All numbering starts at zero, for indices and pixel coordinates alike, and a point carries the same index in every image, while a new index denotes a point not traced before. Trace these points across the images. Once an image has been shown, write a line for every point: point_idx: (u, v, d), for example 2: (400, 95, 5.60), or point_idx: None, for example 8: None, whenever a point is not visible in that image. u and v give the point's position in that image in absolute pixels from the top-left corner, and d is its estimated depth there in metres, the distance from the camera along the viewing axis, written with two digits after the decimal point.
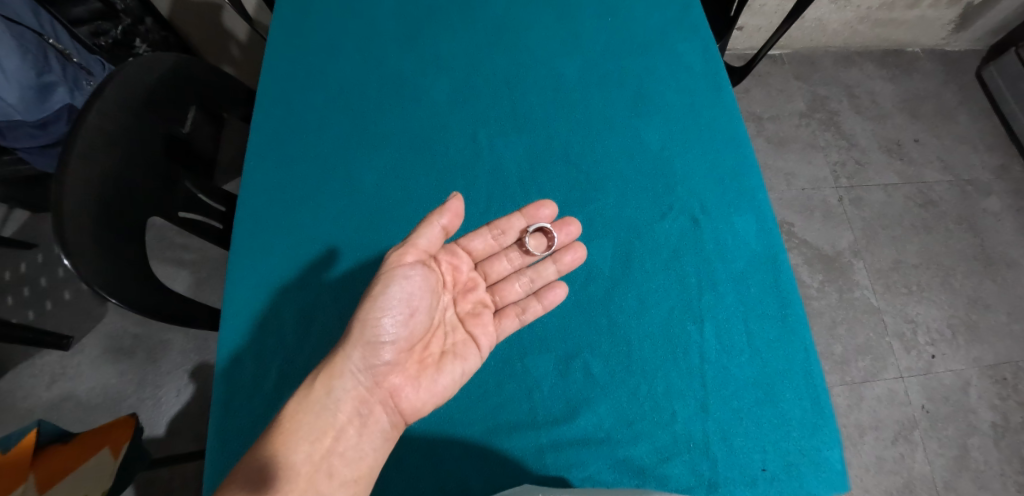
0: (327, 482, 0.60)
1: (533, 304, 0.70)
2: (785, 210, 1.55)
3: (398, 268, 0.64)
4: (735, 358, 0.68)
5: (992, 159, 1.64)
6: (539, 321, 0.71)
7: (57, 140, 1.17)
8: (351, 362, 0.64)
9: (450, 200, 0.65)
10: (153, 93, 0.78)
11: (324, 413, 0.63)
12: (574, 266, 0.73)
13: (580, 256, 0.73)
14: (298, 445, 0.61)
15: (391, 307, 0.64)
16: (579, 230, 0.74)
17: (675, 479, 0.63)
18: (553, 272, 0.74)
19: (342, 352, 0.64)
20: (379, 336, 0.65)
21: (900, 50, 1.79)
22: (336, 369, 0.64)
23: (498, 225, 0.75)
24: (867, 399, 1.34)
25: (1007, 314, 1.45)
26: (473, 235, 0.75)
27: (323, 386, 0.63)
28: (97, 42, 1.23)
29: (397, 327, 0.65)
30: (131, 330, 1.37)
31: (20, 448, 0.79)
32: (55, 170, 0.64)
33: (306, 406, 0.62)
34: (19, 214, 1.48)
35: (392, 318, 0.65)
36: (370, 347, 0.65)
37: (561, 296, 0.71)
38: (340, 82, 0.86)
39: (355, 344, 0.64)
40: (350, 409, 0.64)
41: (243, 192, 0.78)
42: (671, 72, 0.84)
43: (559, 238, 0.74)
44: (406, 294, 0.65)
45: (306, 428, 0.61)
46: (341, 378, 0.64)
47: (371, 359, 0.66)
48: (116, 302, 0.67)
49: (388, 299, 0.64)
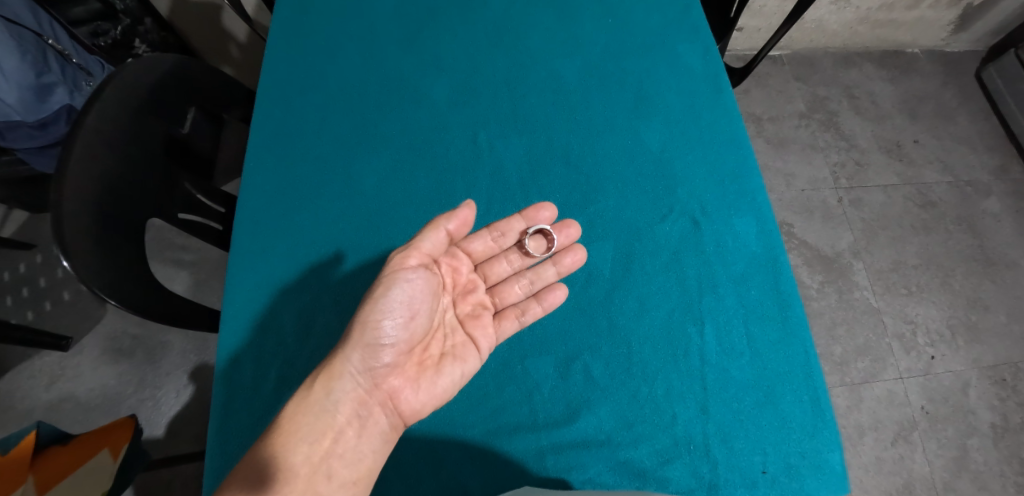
0: (326, 483, 0.60)
1: (532, 306, 0.70)
2: (785, 211, 1.55)
3: (399, 271, 0.64)
4: (735, 360, 0.68)
5: (992, 160, 1.64)
6: (538, 324, 0.70)
7: (55, 141, 1.16)
8: (351, 364, 0.64)
9: (460, 208, 0.65)
10: (152, 93, 0.78)
11: (324, 414, 0.63)
12: (573, 268, 0.73)
13: (580, 259, 0.73)
14: (297, 446, 0.61)
15: (392, 310, 0.64)
16: (578, 232, 0.74)
17: (675, 482, 0.63)
18: (553, 274, 0.74)
19: (342, 353, 0.63)
20: (379, 337, 0.64)
21: (900, 51, 1.79)
22: (336, 370, 0.64)
23: (498, 227, 0.75)
24: (867, 400, 1.34)
25: (1006, 314, 1.45)
26: (472, 236, 0.76)
27: (322, 387, 0.63)
28: (97, 42, 1.26)
29: (398, 331, 0.65)
30: (131, 330, 1.37)
31: (19, 448, 0.79)
32: (54, 172, 0.64)
33: (305, 408, 0.62)
34: (19, 214, 1.47)
35: (391, 321, 0.64)
36: (370, 348, 0.65)
37: (561, 299, 0.71)
38: (340, 83, 0.86)
39: (355, 345, 0.64)
40: (349, 411, 0.64)
41: (243, 193, 0.78)
42: (672, 74, 0.84)
43: (559, 240, 0.74)
44: (406, 297, 0.65)
45: (306, 429, 0.61)
46: (340, 379, 0.64)
47: (371, 361, 0.65)
48: (115, 304, 0.66)
49: (390, 301, 0.64)
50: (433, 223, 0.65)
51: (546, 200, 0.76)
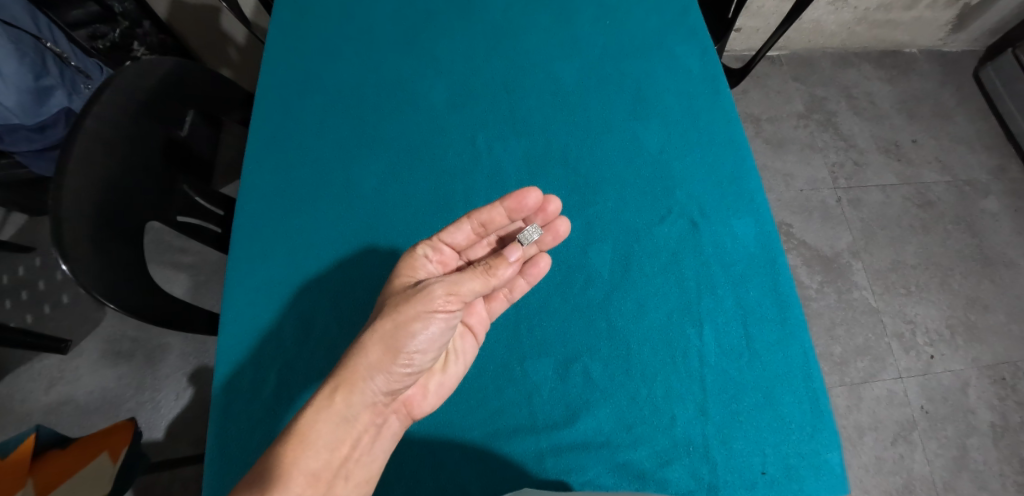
0: (343, 485, 0.61)
1: (519, 282, 0.71)
2: (783, 212, 1.55)
3: (435, 313, 0.62)
4: (734, 361, 0.68)
5: (990, 160, 1.64)
6: (523, 299, 0.72)
7: (56, 144, 1.16)
8: (374, 383, 0.62)
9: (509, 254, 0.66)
10: (152, 97, 0.78)
11: (345, 423, 0.62)
12: (552, 244, 0.74)
13: (563, 233, 0.74)
14: (317, 453, 0.60)
15: (422, 348, 0.62)
16: (559, 205, 0.73)
17: (675, 483, 0.63)
18: (535, 249, 0.73)
19: (365, 372, 0.61)
20: (406, 366, 0.63)
21: (898, 51, 1.80)
22: (357, 385, 0.62)
23: (477, 217, 0.71)
24: (866, 399, 1.34)
25: (1006, 313, 1.45)
26: (454, 231, 0.71)
27: (343, 399, 0.61)
28: (95, 45, 1.26)
29: (423, 357, 0.63)
30: (130, 333, 1.36)
31: (19, 450, 0.79)
32: (53, 176, 0.64)
33: (326, 415, 0.61)
34: (18, 217, 1.47)
35: (420, 355, 0.63)
36: (393, 372, 0.62)
37: (545, 269, 0.72)
38: (339, 86, 0.86)
39: (382, 368, 0.62)
40: (366, 420, 0.63)
41: (242, 197, 0.78)
42: (670, 76, 0.84)
43: (540, 218, 0.73)
44: (437, 334, 0.63)
45: (326, 437, 0.61)
46: (361, 394, 0.62)
47: (395, 384, 0.63)
48: (114, 307, 0.67)
49: (420, 338, 0.62)
50: (483, 273, 0.64)
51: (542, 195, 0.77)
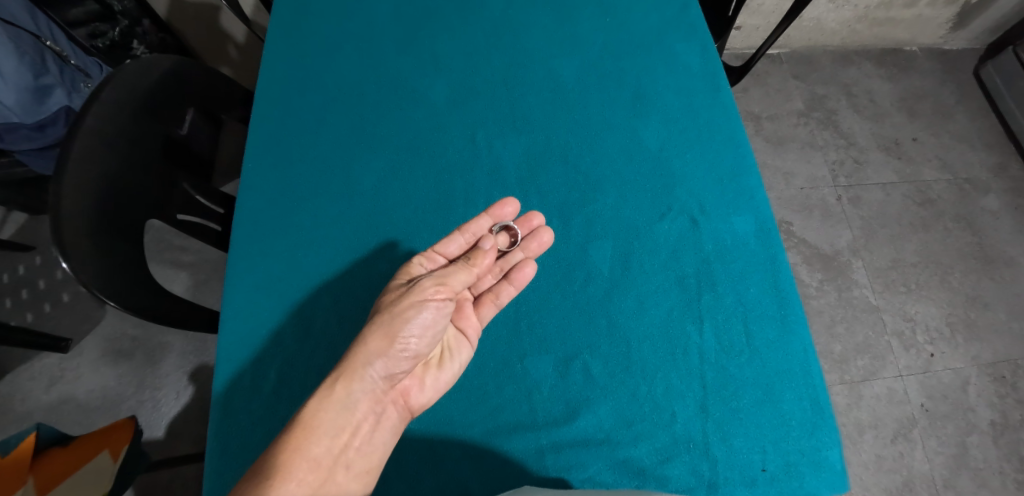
0: (344, 473, 0.60)
1: (506, 287, 0.71)
2: (783, 210, 1.55)
3: (428, 301, 0.65)
4: (734, 358, 0.68)
5: (990, 158, 1.64)
6: (513, 302, 0.72)
7: (54, 143, 1.16)
8: (373, 369, 0.63)
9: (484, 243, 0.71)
10: (153, 95, 0.78)
11: (345, 411, 0.62)
12: (538, 251, 0.74)
13: (547, 241, 0.73)
14: (319, 439, 0.60)
15: (417, 333, 0.64)
16: (541, 222, 0.75)
17: (675, 480, 0.63)
18: (522, 256, 0.73)
19: (364, 359, 0.63)
20: (403, 350, 0.64)
21: (899, 49, 1.79)
22: (356, 372, 0.63)
23: (469, 230, 0.72)
24: (867, 397, 1.34)
25: (1006, 312, 1.45)
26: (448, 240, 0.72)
27: (343, 388, 0.62)
28: (94, 44, 1.25)
29: (419, 342, 0.65)
30: (130, 332, 1.37)
31: (19, 449, 0.78)
32: (52, 175, 0.64)
33: (327, 405, 0.61)
34: (18, 215, 1.47)
35: (416, 340, 0.64)
36: (393, 356, 0.64)
37: (531, 275, 0.72)
38: (340, 84, 0.86)
39: (381, 353, 0.63)
40: (366, 408, 0.63)
41: (243, 193, 0.78)
42: (671, 72, 0.84)
43: (523, 233, 0.74)
44: (431, 320, 0.65)
45: (328, 424, 0.61)
46: (361, 381, 0.63)
47: (394, 368, 0.64)
48: (115, 305, 0.67)
49: (414, 323, 0.64)
50: (467, 264, 0.69)
51: (523, 205, 0.77)
